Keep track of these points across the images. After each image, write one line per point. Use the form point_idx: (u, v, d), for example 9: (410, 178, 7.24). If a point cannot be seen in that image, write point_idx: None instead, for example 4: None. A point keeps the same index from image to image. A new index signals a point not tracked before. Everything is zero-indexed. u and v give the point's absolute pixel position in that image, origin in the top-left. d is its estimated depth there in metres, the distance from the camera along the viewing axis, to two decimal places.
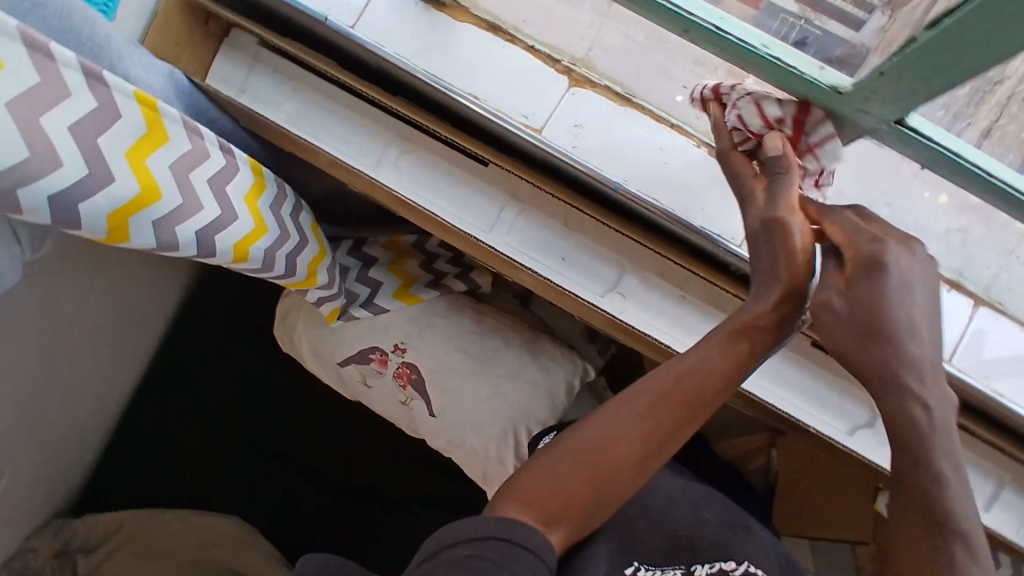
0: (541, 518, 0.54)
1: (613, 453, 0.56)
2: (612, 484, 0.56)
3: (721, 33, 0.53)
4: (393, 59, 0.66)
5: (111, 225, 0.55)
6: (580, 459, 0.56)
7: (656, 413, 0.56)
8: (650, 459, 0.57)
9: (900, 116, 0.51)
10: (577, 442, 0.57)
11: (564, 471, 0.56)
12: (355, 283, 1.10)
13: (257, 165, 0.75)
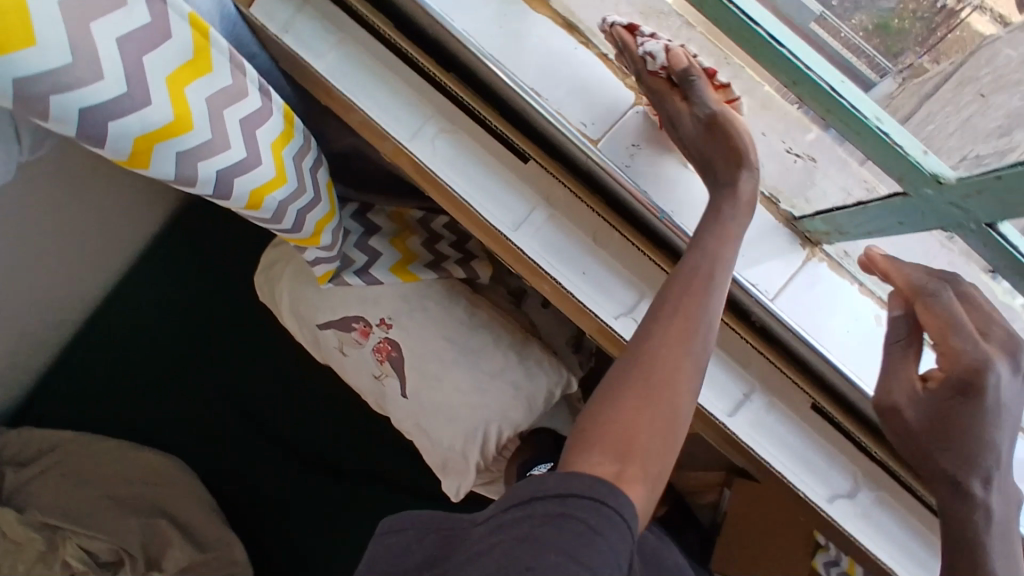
0: (613, 453, 0.51)
1: (649, 368, 0.55)
2: (660, 397, 0.54)
3: (835, 97, 0.52)
4: (458, 36, 0.63)
5: (135, 149, 0.51)
6: (623, 386, 0.55)
7: (669, 317, 0.56)
8: (688, 362, 0.55)
9: (994, 220, 0.50)
10: (617, 375, 0.56)
11: (613, 404, 0.54)
12: (353, 249, 1.05)
13: (290, 113, 0.70)
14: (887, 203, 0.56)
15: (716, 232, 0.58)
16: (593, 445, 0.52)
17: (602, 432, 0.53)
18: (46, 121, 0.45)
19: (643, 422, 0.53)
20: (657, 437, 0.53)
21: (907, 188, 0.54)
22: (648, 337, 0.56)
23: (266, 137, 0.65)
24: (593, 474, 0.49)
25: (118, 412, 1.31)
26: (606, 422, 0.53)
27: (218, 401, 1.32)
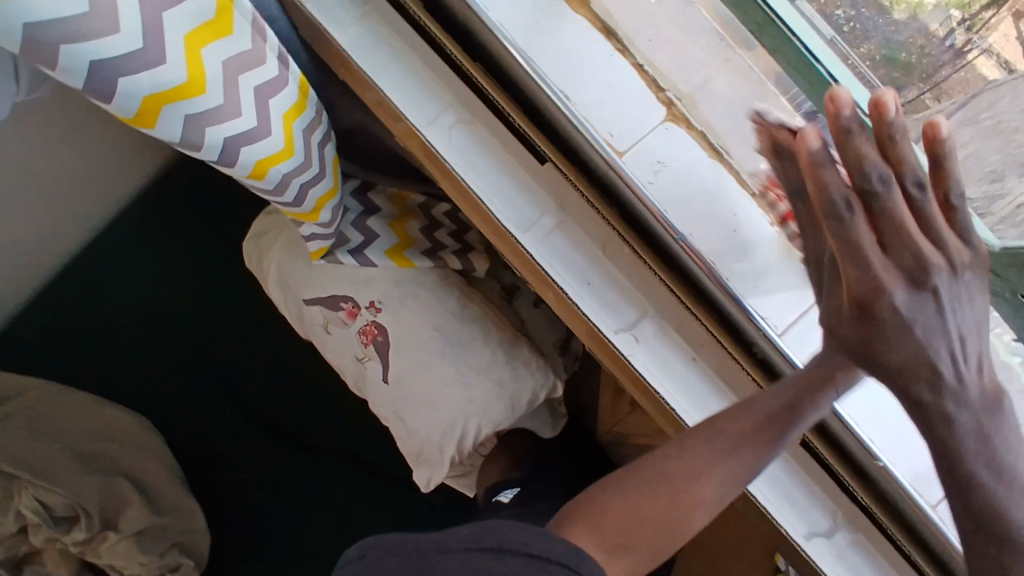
0: (612, 541, 0.58)
1: (682, 482, 0.62)
2: (680, 510, 0.61)
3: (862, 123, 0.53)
4: (493, 28, 0.62)
5: (143, 109, 0.48)
6: (648, 484, 0.61)
7: (726, 446, 0.63)
8: (714, 489, 0.62)
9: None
10: (648, 471, 0.62)
11: (634, 497, 0.61)
12: (349, 227, 1.01)
13: (305, 84, 0.67)
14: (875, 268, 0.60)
15: (814, 382, 0.62)
16: (602, 523, 0.59)
17: (615, 516, 0.59)
18: (52, 70, 0.42)
19: (653, 523, 0.60)
20: (656, 539, 0.60)
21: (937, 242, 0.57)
22: (699, 454, 0.62)
23: (279, 107, 0.62)
24: (593, 553, 0.57)
25: (88, 365, 1.27)
26: (623, 508, 0.60)
27: (193, 365, 1.29)
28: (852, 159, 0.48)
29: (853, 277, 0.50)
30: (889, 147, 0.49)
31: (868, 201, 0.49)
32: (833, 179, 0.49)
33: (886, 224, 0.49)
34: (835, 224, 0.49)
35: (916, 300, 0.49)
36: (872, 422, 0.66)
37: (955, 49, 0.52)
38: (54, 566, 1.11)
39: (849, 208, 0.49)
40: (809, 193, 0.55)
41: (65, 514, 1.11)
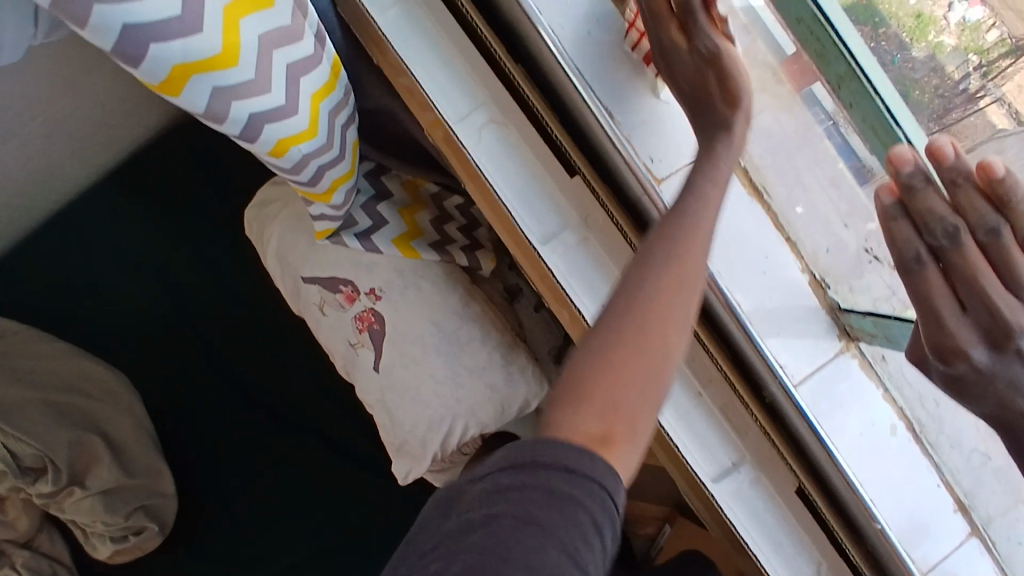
0: (597, 406, 0.46)
1: (642, 309, 0.49)
2: (653, 338, 0.48)
3: (888, 118, 0.53)
4: (543, 31, 0.60)
5: (170, 77, 0.45)
6: (612, 333, 0.48)
7: (662, 257, 0.50)
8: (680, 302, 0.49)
9: None
10: (606, 319, 0.49)
11: (601, 351, 0.48)
12: (360, 210, 0.98)
13: (337, 65, 0.64)
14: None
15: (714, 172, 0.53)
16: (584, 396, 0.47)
17: (594, 378, 0.47)
18: (81, 29, 0.39)
19: (634, 368, 0.47)
20: (642, 381, 0.48)
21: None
22: (643, 275, 0.50)
23: (308, 87, 0.59)
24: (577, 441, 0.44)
25: (71, 315, 1.23)
26: (596, 368, 0.47)
27: (178, 326, 1.25)
28: (918, 212, 0.50)
29: (930, 334, 0.51)
30: (956, 193, 0.49)
31: (941, 255, 0.50)
32: (906, 235, 0.51)
33: (965, 285, 0.49)
34: (910, 276, 0.52)
35: (1001, 361, 0.49)
36: (878, 480, 0.63)
37: (966, 94, 0.53)
38: (16, 516, 1.09)
39: (920, 261, 0.51)
40: (660, 8, 0.54)
41: (32, 465, 1.07)
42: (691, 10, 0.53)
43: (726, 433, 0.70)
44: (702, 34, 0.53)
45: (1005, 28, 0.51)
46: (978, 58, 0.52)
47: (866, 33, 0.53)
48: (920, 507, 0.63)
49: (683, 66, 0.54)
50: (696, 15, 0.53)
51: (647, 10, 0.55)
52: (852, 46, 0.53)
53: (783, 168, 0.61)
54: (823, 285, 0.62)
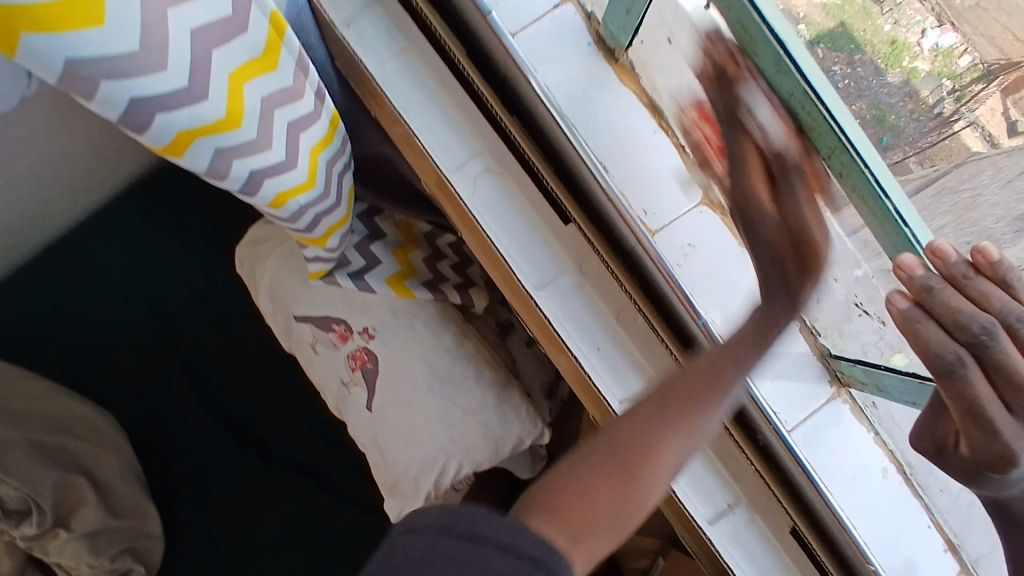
0: (567, 532, 0.44)
1: (632, 450, 0.49)
2: (635, 487, 0.48)
3: (881, 196, 0.47)
4: (539, 89, 0.62)
5: (175, 141, 0.46)
6: (610, 457, 0.49)
7: (674, 407, 0.52)
8: (673, 452, 0.50)
9: None
10: (599, 449, 0.49)
11: (591, 480, 0.47)
12: (353, 250, 1.00)
13: (336, 118, 0.65)
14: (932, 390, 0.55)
15: (745, 338, 0.55)
16: (557, 516, 0.44)
17: (565, 504, 0.46)
18: (90, 102, 0.40)
19: (603, 511, 0.46)
20: (608, 527, 0.46)
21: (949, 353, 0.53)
22: (646, 410, 0.52)
23: (308, 141, 0.60)
24: (559, 539, 0.43)
25: (58, 351, 1.22)
26: (574, 500, 0.46)
27: (166, 362, 1.23)
28: (942, 310, 0.48)
29: (977, 437, 0.48)
30: (968, 287, 0.48)
31: (982, 352, 0.47)
32: (939, 338, 0.48)
33: (1007, 384, 0.47)
34: (949, 380, 0.48)
35: None
36: (872, 522, 0.62)
37: (938, 116, 0.53)
38: None
39: (963, 363, 0.47)
40: (749, 158, 0.52)
41: (16, 507, 1.04)
42: (785, 180, 0.51)
43: (720, 475, 0.71)
44: (795, 208, 0.51)
45: (977, 52, 0.52)
46: (951, 82, 0.53)
47: (841, 62, 0.52)
48: (911, 544, 0.63)
49: (769, 227, 0.53)
50: (790, 185, 0.51)
51: (732, 156, 0.52)
52: (862, 150, 0.47)
53: None
54: (815, 333, 0.63)
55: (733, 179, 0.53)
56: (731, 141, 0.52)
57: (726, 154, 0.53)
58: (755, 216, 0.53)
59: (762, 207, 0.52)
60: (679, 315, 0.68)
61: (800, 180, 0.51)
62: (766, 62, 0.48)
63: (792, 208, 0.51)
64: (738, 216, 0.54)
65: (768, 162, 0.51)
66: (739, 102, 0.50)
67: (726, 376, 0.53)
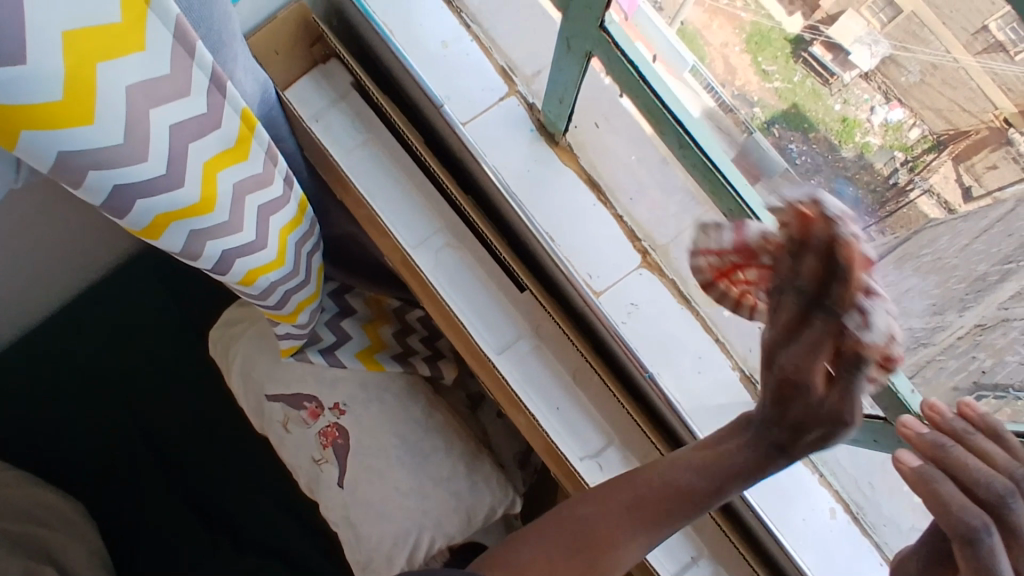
0: None
1: (602, 546, 0.59)
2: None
3: None
4: (489, 169, 0.68)
5: (152, 223, 0.50)
6: (571, 546, 0.59)
7: (645, 516, 0.60)
8: (634, 550, 0.60)
9: None
10: (564, 520, 0.61)
11: (546, 555, 0.59)
12: (323, 327, 1.03)
13: (304, 201, 0.71)
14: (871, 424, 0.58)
15: (728, 474, 0.58)
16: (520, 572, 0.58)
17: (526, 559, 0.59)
18: (76, 189, 0.43)
19: None
20: None
21: (889, 416, 0.56)
22: (622, 509, 0.60)
23: (276, 223, 0.65)
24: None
25: (26, 439, 1.20)
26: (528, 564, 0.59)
27: (136, 447, 1.22)
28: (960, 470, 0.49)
29: None
30: (967, 444, 0.50)
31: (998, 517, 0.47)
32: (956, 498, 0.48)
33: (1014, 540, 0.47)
34: (969, 549, 0.47)
35: None
36: (825, 564, 0.65)
37: (894, 188, 0.45)
38: None
39: (989, 532, 0.46)
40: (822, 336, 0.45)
41: None
42: (850, 373, 0.47)
43: (682, 528, 0.73)
44: (851, 399, 0.49)
45: (926, 124, 0.41)
46: (904, 155, 0.44)
47: (795, 138, 0.49)
48: None
49: (815, 400, 0.50)
50: (854, 380, 0.48)
51: (790, 334, 0.46)
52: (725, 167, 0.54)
53: None
54: (752, 379, 0.66)
55: (778, 345, 0.48)
56: (817, 321, 0.44)
57: (793, 319, 0.45)
58: (800, 390, 0.50)
59: (816, 395, 0.50)
60: (629, 372, 0.72)
61: (867, 373, 0.46)
62: (671, 138, 0.57)
63: (847, 400, 0.49)
64: (787, 386, 0.51)
65: (846, 355, 0.46)
66: (841, 301, 0.42)
67: (701, 499, 0.59)
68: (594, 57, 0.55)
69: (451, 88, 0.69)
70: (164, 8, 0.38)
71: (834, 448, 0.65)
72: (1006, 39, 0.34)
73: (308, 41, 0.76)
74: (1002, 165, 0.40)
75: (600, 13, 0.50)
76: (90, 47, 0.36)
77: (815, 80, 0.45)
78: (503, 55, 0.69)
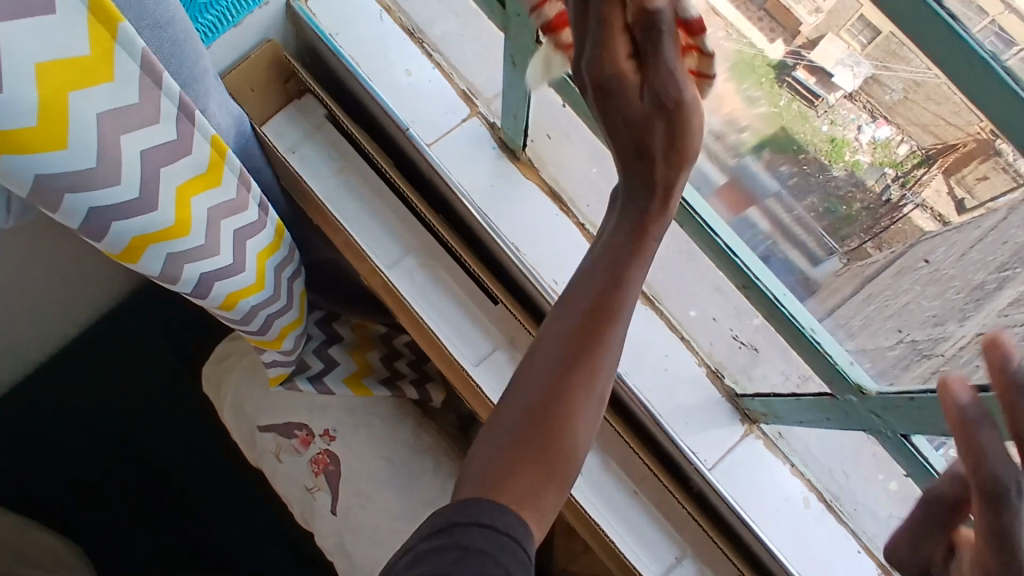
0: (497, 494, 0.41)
1: (555, 397, 0.42)
2: (564, 433, 0.42)
3: (732, 255, 0.60)
4: (454, 187, 0.72)
5: (129, 247, 0.53)
6: (524, 420, 0.42)
7: (573, 347, 0.42)
8: (591, 400, 0.43)
9: (908, 432, 0.54)
10: (506, 411, 0.43)
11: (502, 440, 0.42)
12: (311, 354, 1.05)
13: (281, 227, 0.74)
14: (817, 402, 0.60)
15: (627, 243, 0.41)
16: (501, 485, 0.41)
17: (510, 475, 0.41)
18: (54, 212, 0.46)
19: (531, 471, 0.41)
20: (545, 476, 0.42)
21: (835, 392, 0.58)
22: (551, 354, 0.43)
23: (254, 247, 0.68)
24: (510, 503, 0.40)
25: (21, 483, 1.21)
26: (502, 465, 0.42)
27: (131, 486, 1.23)
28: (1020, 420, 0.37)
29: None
30: None
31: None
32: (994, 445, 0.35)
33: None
34: None
35: None
36: (802, 552, 0.66)
37: (889, 204, 0.48)
38: None
39: None
40: (613, 20, 0.32)
41: None
42: (654, 45, 0.32)
43: (663, 529, 0.74)
44: (661, 71, 0.33)
45: (914, 139, 0.43)
46: (895, 171, 0.46)
47: (787, 161, 0.53)
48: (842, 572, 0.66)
49: (628, 108, 0.35)
50: (662, 56, 0.33)
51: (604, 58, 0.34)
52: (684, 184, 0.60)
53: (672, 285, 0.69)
54: (719, 373, 0.69)
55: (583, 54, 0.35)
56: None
57: (575, 18, 0.34)
58: (616, 104, 0.35)
59: (625, 92, 0.34)
60: None
61: (671, 42, 0.32)
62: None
63: (661, 77, 0.33)
64: (635, 129, 0.36)
65: (637, 26, 0.32)
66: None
67: (614, 297, 0.42)
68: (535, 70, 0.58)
69: (416, 113, 0.73)
70: (132, 43, 0.42)
71: (806, 439, 0.68)
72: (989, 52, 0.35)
73: (282, 78, 0.79)
74: (992, 175, 0.40)
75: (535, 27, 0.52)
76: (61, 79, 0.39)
77: (802, 103, 0.48)
78: (465, 79, 0.73)
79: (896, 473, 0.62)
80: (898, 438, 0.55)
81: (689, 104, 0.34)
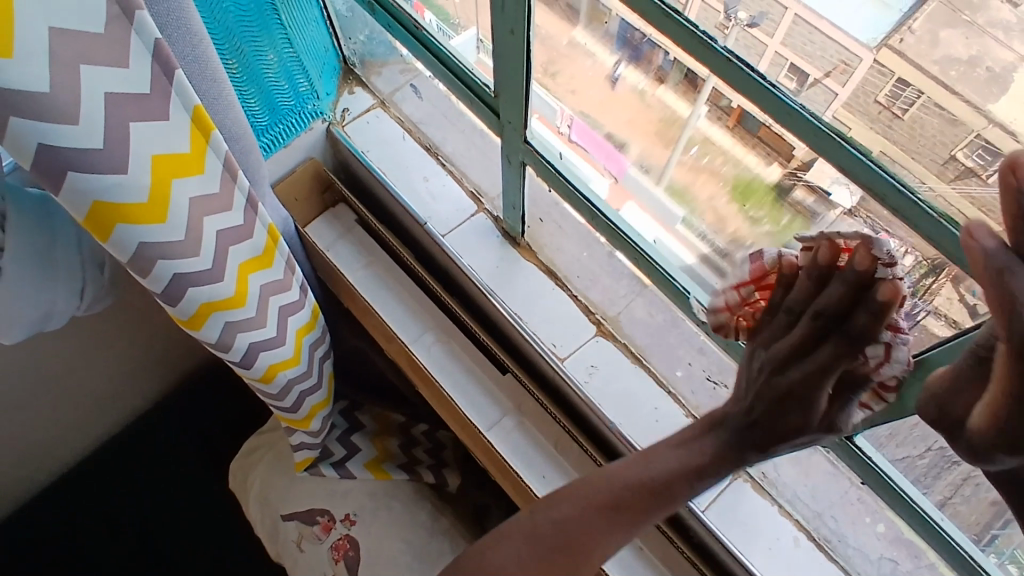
0: None
1: (575, 540, 0.57)
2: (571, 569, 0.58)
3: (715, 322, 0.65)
4: (465, 268, 0.85)
5: (195, 313, 0.64)
6: (546, 548, 0.57)
7: (616, 520, 0.57)
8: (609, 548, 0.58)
9: (851, 433, 0.58)
10: (530, 535, 0.58)
11: (518, 555, 0.57)
12: (335, 442, 1.12)
13: (316, 310, 0.85)
14: None
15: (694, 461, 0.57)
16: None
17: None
18: (144, 276, 0.57)
19: None
20: None
21: None
22: (595, 507, 0.57)
23: (294, 324, 0.79)
24: None
25: None
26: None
27: None
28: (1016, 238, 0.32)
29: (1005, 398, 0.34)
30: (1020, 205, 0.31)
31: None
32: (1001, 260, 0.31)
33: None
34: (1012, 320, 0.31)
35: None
36: None
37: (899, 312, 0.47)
38: None
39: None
40: (882, 330, 0.44)
41: None
42: (859, 345, 0.45)
43: None
44: (888, 368, 0.46)
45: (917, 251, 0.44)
46: None
47: None
48: None
49: (857, 378, 0.47)
50: (883, 351, 0.45)
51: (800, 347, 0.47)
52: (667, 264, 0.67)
53: (659, 345, 0.78)
54: None
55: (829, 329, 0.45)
56: (853, 311, 0.44)
57: (833, 306, 0.44)
58: (795, 406, 0.49)
59: (861, 373, 0.47)
60: (601, 431, 0.82)
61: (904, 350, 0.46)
62: (585, 211, 0.71)
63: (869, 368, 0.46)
64: (779, 403, 0.50)
65: (889, 337, 0.45)
66: (868, 326, 0.44)
67: (674, 491, 0.57)
68: (528, 165, 0.72)
69: (431, 211, 0.87)
70: (218, 147, 0.55)
71: (793, 485, 0.74)
72: (976, 164, 0.38)
73: (321, 189, 0.94)
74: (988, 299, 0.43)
75: (522, 129, 0.67)
76: (167, 170, 0.51)
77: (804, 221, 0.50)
78: (473, 182, 0.87)
79: (881, 514, 0.70)
80: (845, 441, 0.59)
81: (869, 384, 0.48)
